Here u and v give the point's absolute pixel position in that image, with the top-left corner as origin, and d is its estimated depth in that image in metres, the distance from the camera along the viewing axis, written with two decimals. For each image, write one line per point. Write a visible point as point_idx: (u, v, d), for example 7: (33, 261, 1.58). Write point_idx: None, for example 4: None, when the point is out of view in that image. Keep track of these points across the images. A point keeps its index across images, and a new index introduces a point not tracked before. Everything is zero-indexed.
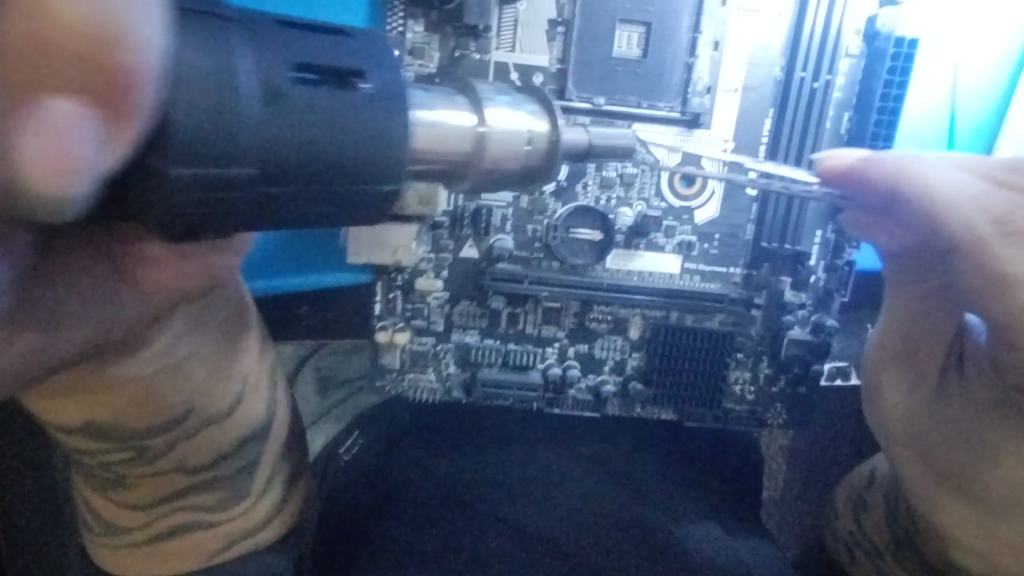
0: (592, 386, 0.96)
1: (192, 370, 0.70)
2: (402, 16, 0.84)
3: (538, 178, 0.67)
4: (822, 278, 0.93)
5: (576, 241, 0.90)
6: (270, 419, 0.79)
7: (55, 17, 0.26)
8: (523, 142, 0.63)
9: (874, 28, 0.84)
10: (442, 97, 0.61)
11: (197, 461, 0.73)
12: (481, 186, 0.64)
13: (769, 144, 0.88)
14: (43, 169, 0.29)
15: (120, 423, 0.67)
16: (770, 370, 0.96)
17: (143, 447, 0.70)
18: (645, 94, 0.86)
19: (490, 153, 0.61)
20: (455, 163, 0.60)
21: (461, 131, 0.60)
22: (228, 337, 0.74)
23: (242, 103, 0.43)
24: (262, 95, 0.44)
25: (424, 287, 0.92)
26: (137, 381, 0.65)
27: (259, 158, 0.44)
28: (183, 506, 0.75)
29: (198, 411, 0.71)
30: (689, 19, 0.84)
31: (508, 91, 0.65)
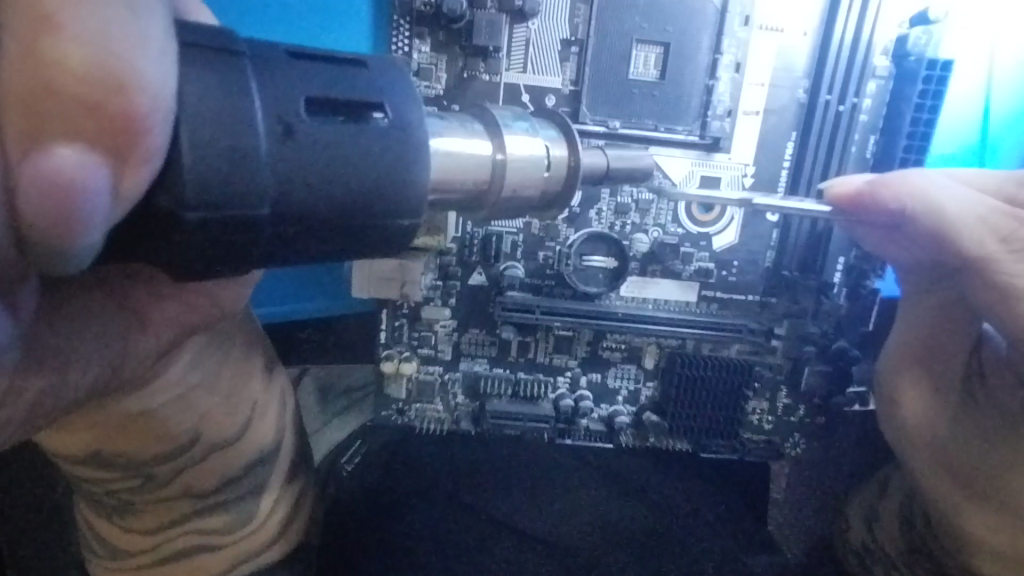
0: (605, 417, 0.93)
1: (201, 402, 0.65)
2: (408, 34, 0.79)
3: (556, 205, 0.61)
4: (844, 305, 0.89)
5: (589, 269, 0.87)
6: (279, 443, 0.74)
7: (55, 62, 0.26)
8: (543, 169, 0.57)
9: (904, 49, 0.80)
10: (457, 125, 0.54)
11: (204, 485, 0.68)
12: (497, 216, 0.58)
13: (790, 168, 0.85)
14: (47, 216, 0.28)
15: (124, 452, 0.63)
16: (788, 400, 0.93)
17: (148, 474, 0.65)
18: (663, 117, 0.83)
19: (509, 181, 0.55)
20: (472, 194, 0.55)
21: (478, 161, 0.54)
22: (239, 365, 0.69)
23: (261, 144, 0.38)
24: (280, 132, 0.39)
25: (430, 316, 0.88)
26: (140, 413, 0.61)
27: (278, 197, 0.39)
28: (190, 530, 0.69)
29: (205, 437, 0.66)
30: (709, 40, 0.81)
31: (526, 116, 0.59)
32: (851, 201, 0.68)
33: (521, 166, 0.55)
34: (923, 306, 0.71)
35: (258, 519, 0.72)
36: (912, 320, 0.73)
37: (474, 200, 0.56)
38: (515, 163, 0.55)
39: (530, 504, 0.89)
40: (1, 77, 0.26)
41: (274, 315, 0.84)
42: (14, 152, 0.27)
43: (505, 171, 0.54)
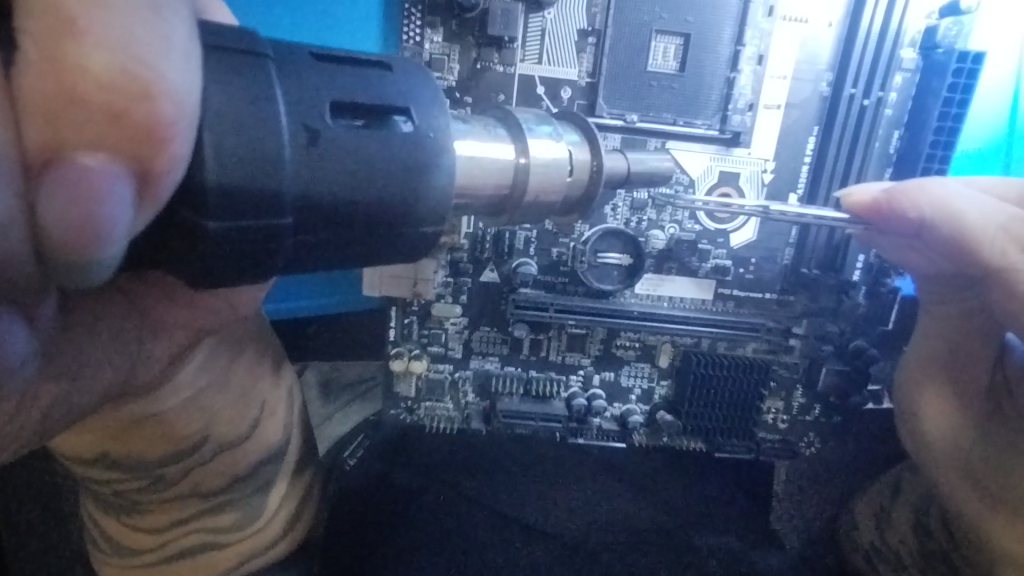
0: (618, 415, 0.91)
1: (211, 403, 0.63)
2: (419, 24, 0.77)
3: (578, 210, 0.58)
4: (863, 304, 0.87)
5: (604, 266, 0.85)
6: (287, 442, 0.72)
7: (78, 68, 0.24)
8: (566, 174, 0.54)
9: (932, 42, 0.78)
10: (480, 129, 0.52)
11: (213, 484, 0.66)
12: (517, 221, 0.56)
13: (811, 164, 0.83)
14: (68, 232, 0.26)
15: (132, 453, 0.61)
16: (804, 400, 0.92)
17: (158, 475, 0.63)
18: (682, 110, 0.80)
19: (532, 186, 0.52)
20: (496, 200, 0.53)
21: (501, 166, 0.51)
22: (250, 365, 0.68)
23: (285, 149, 0.36)
24: (304, 140, 0.37)
25: (441, 313, 0.86)
26: (151, 417, 0.59)
27: (301, 204, 0.37)
28: (197, 528, 0.67)
29: (213, 438, 0.64)
30: (731, 31, 0.79)
31: (549, 119, 0.56)
32: (870, 210, 0.67)
33: (544, 169, 0.53)
34: (941, 315, 0.70)
35: (264, 518, 0.69)
36: (931, 328, 0.72)
37: (495, 206, 0.54)
38: (541, 165, 0.52)
39: (543, 509, 0.89)
40: (17, 83, 0.24)
41: (280, 311, 0.83)
42: (32, 162, 0.25)
43: (528, 174, 0.52)
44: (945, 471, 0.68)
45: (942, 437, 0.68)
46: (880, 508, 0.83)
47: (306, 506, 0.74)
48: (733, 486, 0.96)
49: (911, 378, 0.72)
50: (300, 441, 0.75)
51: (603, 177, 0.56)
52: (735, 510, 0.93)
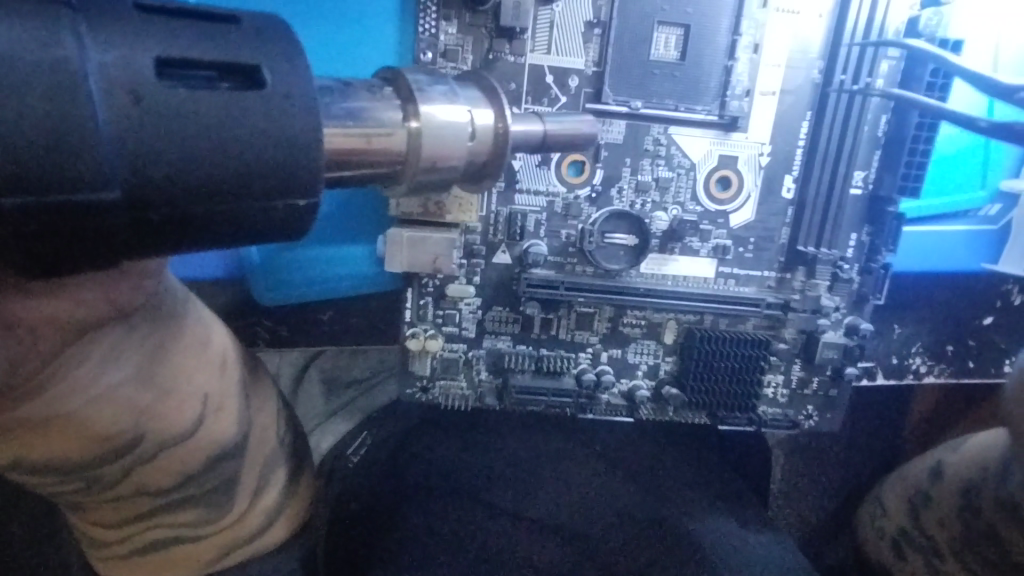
0: (626, 390, 0.95)
1: (134, 402, 0.55)
2: (434, 16, 0.81)
3: (488, 174, 0.60)
4: (856, 281, 0.93)
5: (611, 246, 0.89)
6: (246, 435, 0.67)
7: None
8: (464, 138, 0.55)
9: (915, 30, 0.84)
10: (365, 91, 0.52)
11: (162, 482, 0.61)
12: (417, 189, 0.57)
13: (804, 150, 0.89)
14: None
15: (55, 459, 0.54)
16: (802, 373, 0.96)
17: (88, 479, 0.57)
18: (683, 97, 0.85)
19: (425, 150, 0.53)
20: (390, 167, 0.53)
21: (388, 127, 0.51)
22: (169, 350, 0.58)
23: (99, 114, 0.35)
24: (124, 100, 0.36)
25: (455, 294, 0.90)
26: (58, 418, 0.52)
27: (129, 178, 0.37)
28: (160, 524, 0.64)
29: (148, 437, 0.57)
30: (729, 21, 0.84)
31: (442, 79, 0.57)
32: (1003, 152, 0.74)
33: (439, 132, 0.53)
34: None
35: (237, 509, 0.67)
36: None
37: (393, 173, 0.54)
38: (433, 130, 0.53)
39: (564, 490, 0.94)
40: None
41: (283, 294, 0.90)
42: None
43: (420, 139, 0.52)
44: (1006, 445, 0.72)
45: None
46: (918, 492, 0.90)
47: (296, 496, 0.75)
48: (713, 467, 1.04)
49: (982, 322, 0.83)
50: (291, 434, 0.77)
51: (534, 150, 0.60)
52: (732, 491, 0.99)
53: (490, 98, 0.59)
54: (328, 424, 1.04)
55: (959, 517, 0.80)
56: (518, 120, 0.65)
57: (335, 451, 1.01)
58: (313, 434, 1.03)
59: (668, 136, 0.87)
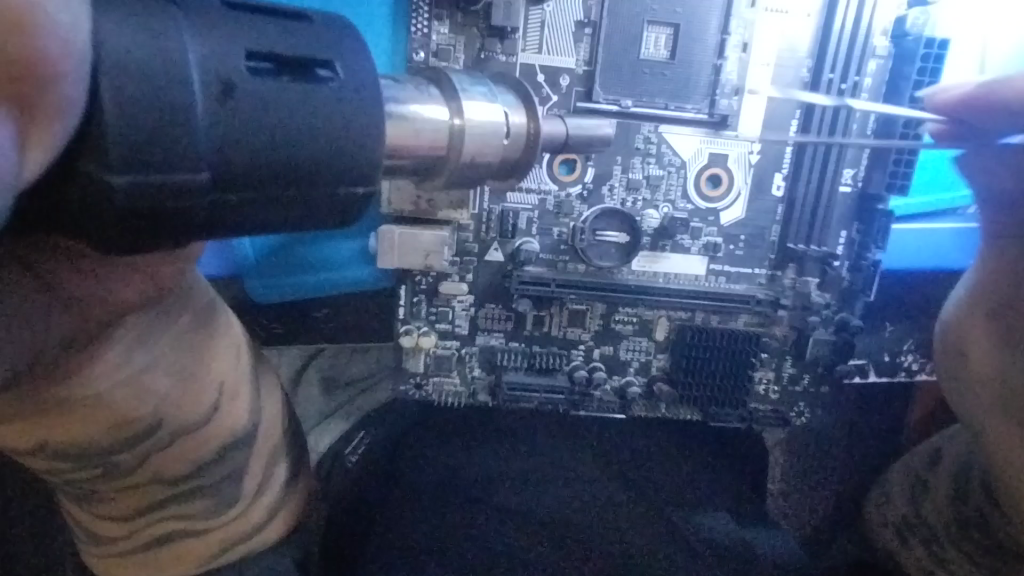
0: (618, 387, 0.96)
1: (159, 384, 0.59)
2: (427, 16, 0.82)
3: (516, 170, 0.65)
4: (845, 277, 0.94)
5: (603, 243, 0.90)
6: (256, 426, 0.70)
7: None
8: (502, 136, 0.61)
9: (902, 29, 0.85)
10: (415, 89, 0.57)
11: (174, 471, 0.64)
12: (454, 184, 0.62)
13: (793, 149, 0.90)
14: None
15: (79, 442, 0.58)
16: (794, 370, 0.97)
17: (110, 463, 0.60)
18: (673, 95, 0.86)
19: (467, 147, 0.59)
20: (432, 158, 0.58)
21: (437, 124, 0.57)
22: (199, 335, 0.64)
23: (196, 105, 0.39)
24: (217, 91, 0.40)
25: (448, 291, 0.91)
26: (87, 399, 0.56)
27: (216, 160, 0.40)
28: (169, 516, 0.67)
29: (168, 421, 0.61)
30: (718, 21, 0.85)
31: (483, 82, 0.62)
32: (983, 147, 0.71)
33: (479, 131, 0.59)
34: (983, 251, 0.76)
35: (243, 501, 0.70)
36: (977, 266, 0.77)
37: (431, 164, 0.59)
38: (474, 129, 0.58)
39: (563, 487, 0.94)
40: None
41: (277, 294, 0.92)
42: None
43: (462, 137, 0.58)
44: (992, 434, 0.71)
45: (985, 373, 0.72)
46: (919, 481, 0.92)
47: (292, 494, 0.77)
48: (709, 462, 1.05)
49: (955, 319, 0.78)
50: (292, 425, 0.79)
51: (537, 142, 0.64)
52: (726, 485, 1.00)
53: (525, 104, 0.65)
54: (327, 424, 1.06)
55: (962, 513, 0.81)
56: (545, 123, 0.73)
57: (335, 450, 1.02)
58: (313, 432, 1.05)
59: (658, 135, 0.88)
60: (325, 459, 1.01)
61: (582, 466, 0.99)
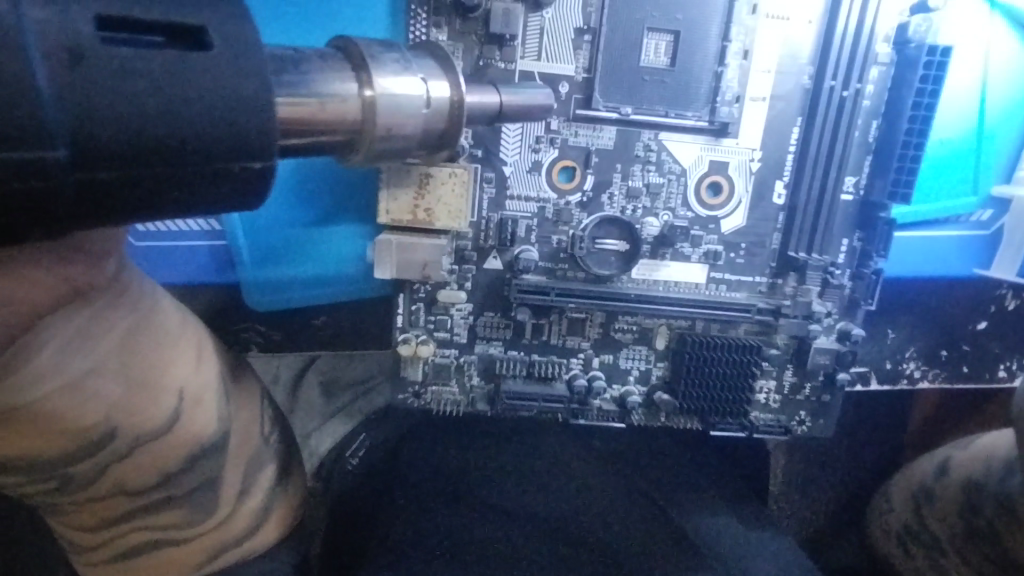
0: (617, 396, 0.95)
1: (104, 389, 0.56)
2: (425, 23, 0.81)
3: (443, 142, 0.65)
4: (846, 286, 0.93)
5: (602, 251, 0.90)
6: (222, 428, 0.67)
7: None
8: (421, 107, 0.60)
9: (904, 37, 0.84)
10: (318, 58, 0.55)
11: (141, 481, 0.61)
12: (379, 157, 0.61)
13: (795, 155, 0.89)
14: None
15: (26, 454, 0.55)
16: (795, 379, 0.96)
17: (67, 476, 0.58)
18: (673, 103, 0.85)
19: (382, 119, 0.57)
20: (348, 133, 0.56)
21: (346, 95, 0.55)
22: (145, 334, 0.60)
23: (36, 74, 0.37)
24: (66, 60, 0.38)
25: (447, 299, 0.90)
26: (23, 411, 0.53)
27: (76, 135, 0.39)
28: (142, 526, 0.65)
29: (123, 429, 0.58)
30: (718, 27, 0.84)
31: (399, 49, 0.61)
32: None
33: (394, 101, 0.57)
34: None
35: (222, 506, 0.68)
36: None
37: (350, 140, 0.57)
38: (388, 99, 0.57)
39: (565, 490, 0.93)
40: None
41: (286, 297, 0.91)
42: None
43: (375, 109, 0.56)
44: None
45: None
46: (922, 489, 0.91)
47: (278, 497, 0.75)
48: (712, 467, 1.04)
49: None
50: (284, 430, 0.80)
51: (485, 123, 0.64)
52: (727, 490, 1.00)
53: (446, 67, 0.63)
54: (328, 426, 1.06)
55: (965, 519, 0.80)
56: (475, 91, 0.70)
57: (335, 454, 1.03)
58: (313, 435, 1.05)
59: (658, 142, 0.87)
60: (326, 461, 1.03)
61: (581, 475, 0.97)
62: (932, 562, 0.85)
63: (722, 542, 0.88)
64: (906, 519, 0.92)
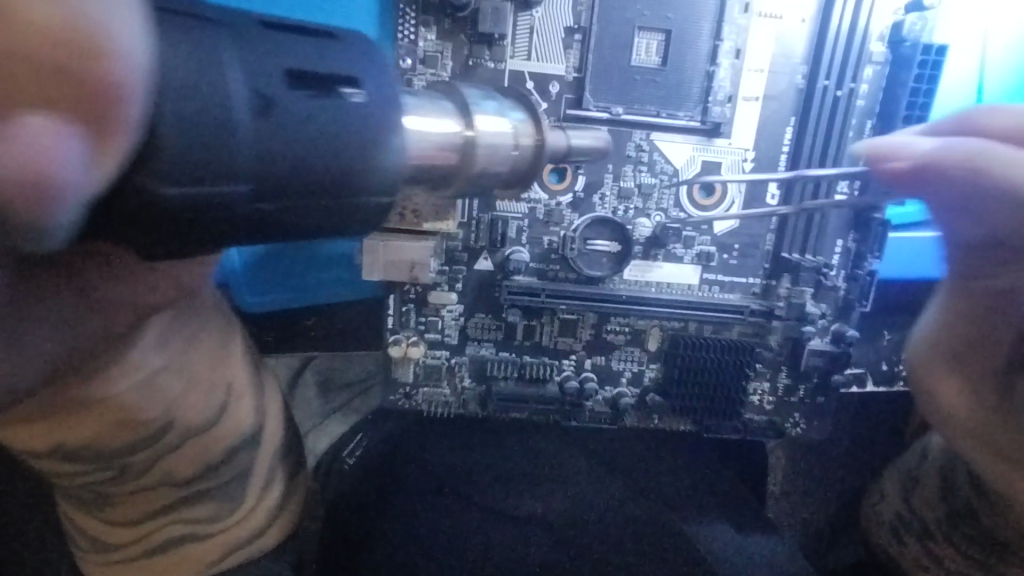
0: (610, 399, 0.95)
1: (168, 388, 0.67)
2: (414, 23, 0.81)
3: (516, 182, 0.64)
4: (842, 287, 0.92)
5: (594, 252, 0.89)
6: (260, 425, 0.78)
7: (20, 23, 0.23)
8: (511, 148, 0.60)
9: (899, 35, 0.83)
10: (427, 103, 0.57)
11: (186, 472, 0.72)
12: (464, 194, 0.61)
13: (789, 154, 0.88)
14: (16, 206, 0.26)
15: (92, 445, 0.64)
16: (789, 381, 0.96)
17: (125, 466, 0.68)
18: (664, 103, 0.84)
19: (479, 157, 0.58)
20: (446, 170, 0.57)
21: (446, 137, 0.56)
22: (216, 341, 0.73)
23: (236, 115, 0.38)
24: (259, 105, 0.39)
25: (437, 301, 0.90)
26: (104, 402, 0.62)
27: (258, 180, 0.40)
28: (179, 517, 0.74)
29: (178, 424, 0.69)
30: (710, 26, 0.83)
31: (494, 96, 0.62)
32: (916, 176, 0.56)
33: (491, 142, 0.58)
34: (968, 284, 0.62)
35: (243, 506, 0.77)
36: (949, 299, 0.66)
37: (446, 178, 0.58)
38: (484, 139, 0.58)
39: (555, 490, 0.93)
40: None
41: (256, 301, 0.89)
42: None
43: (474, 148, 0.57)
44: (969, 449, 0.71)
45: (923, 361, 0.71)
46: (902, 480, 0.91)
47: (288, 497, 0.83)
48: (707, 466, 1.04)
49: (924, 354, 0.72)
50: (279, 426, 0.82)
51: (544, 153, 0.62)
52: (720, 489, 1.00)
53: (532, 119, 0.64)
54: (327, 425, 1.05)
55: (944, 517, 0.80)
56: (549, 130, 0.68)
57: (332, 453, 1.01)
58: (309, 435, 1.03)
59: (650, 143, 0.86)
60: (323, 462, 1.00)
61: (578, 475, 0.97)
62: (919, 554, 0.83)
63: (707, 539, 0.88)
64: (895, 509, 0.89)
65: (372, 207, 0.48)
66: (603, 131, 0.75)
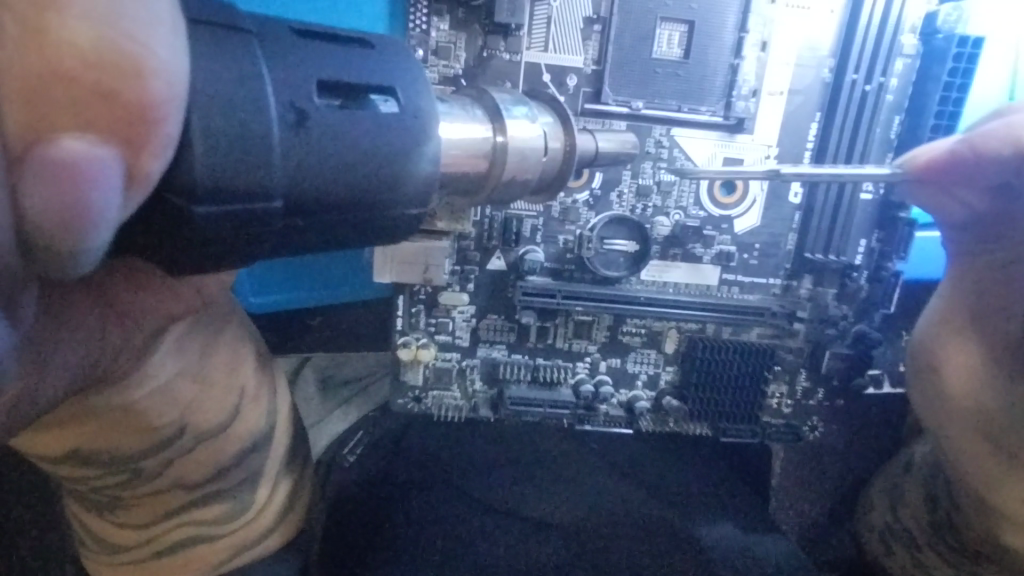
0: (625, 402, 0.92)
1: (184, 393, 0.65)
2: (425, 12, 0.77)
3: (554, 184, 0.67)
4: (864, 288, 0.89)
5: (611, 252, 0.86)
6: (272, 427, 0.75)
7: (62, 42, 0.25)
8: (541, 155, 0.63)
9: (932, 27, 0.80)
10: (460, 111, 0.60)
11: (196, 475, 0.70)
12: (496, 199, 0.64)
13: (813, 151, 0.85)
14: (49, 220, 0.28)
15: (105, 449, 0.63)
16: (808, 384, 0.94)
17: (137, 469, 0.66)
18: (686, 97, 0.81)
19: (509, 164, 0.60)
20: (481, 177, 0.60)
21: (479, 147, 0.59)
22: (231, 348, 0.70)
23: (273, 130, 0.38)
24: (293, 121, 0.39)
25: (448, 301, 0.87)
26: (122, 407, 0.61)
27: (291, 191, 0.40)
28: (187, 521, 0.71)
29: (191, 427, 0.67)
30: (735, 17, 0.79)
31: (526, 102, 0.64)
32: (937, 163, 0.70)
33: (520, 151, 0.61)
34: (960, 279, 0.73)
35: (254, 508, 0.74)
36: (953, 287, 0.74)
37: (478, 183, 0.61)
38: (517, 145, 0.60)
39: (563, 491, 0.92)
40: None
41: (265, 305, 0.84)
42: (15, 142, 0.26)
43: (505, 154, 0.60)
44: (955, 420, 0.73)
45: (933, 337, 0.75)
46: (892, 487, 0.90)
47: (299, 501, 0.80)
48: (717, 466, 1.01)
49: (926, 340, 0.76)
50: (288, 428, 0.78)
51: (574, 158, 0.66)
52: (729, 485, 0.99)
53: (563, 126, 0.67)
54: (326, 423, 0.98)
55: (932, 516, 0.81)
56: (578, 135, 0.70)
57: (331, 450, 0.94)
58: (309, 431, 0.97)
59: (670, 138, 0.83)
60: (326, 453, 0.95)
61: (590, 478, 0.94)
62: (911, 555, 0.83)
63: (713, 540, 0.86)
64: (884, 516, 0.89)
65: (405, 218, 0.48)
66: (626, 133, 0.76)
